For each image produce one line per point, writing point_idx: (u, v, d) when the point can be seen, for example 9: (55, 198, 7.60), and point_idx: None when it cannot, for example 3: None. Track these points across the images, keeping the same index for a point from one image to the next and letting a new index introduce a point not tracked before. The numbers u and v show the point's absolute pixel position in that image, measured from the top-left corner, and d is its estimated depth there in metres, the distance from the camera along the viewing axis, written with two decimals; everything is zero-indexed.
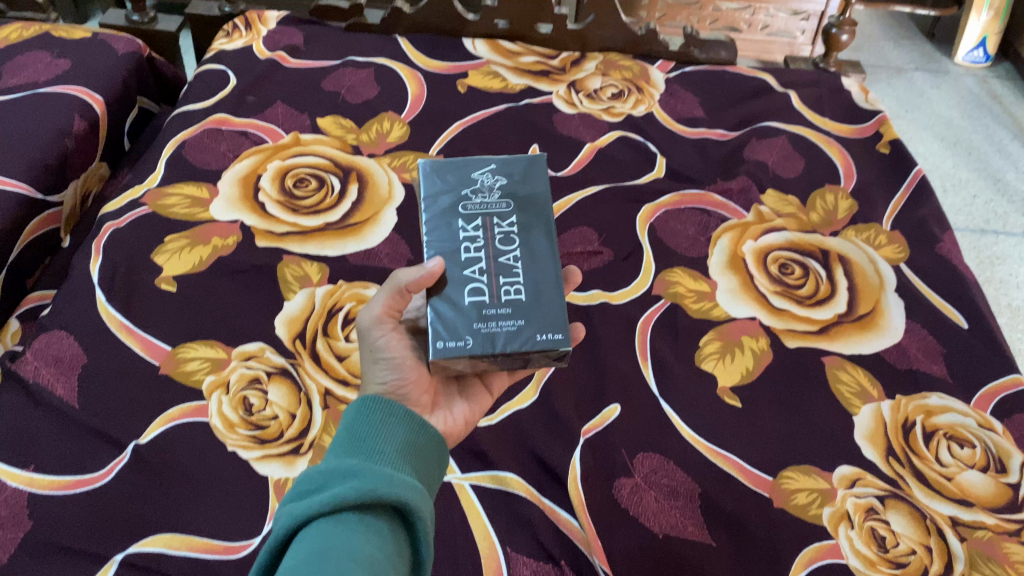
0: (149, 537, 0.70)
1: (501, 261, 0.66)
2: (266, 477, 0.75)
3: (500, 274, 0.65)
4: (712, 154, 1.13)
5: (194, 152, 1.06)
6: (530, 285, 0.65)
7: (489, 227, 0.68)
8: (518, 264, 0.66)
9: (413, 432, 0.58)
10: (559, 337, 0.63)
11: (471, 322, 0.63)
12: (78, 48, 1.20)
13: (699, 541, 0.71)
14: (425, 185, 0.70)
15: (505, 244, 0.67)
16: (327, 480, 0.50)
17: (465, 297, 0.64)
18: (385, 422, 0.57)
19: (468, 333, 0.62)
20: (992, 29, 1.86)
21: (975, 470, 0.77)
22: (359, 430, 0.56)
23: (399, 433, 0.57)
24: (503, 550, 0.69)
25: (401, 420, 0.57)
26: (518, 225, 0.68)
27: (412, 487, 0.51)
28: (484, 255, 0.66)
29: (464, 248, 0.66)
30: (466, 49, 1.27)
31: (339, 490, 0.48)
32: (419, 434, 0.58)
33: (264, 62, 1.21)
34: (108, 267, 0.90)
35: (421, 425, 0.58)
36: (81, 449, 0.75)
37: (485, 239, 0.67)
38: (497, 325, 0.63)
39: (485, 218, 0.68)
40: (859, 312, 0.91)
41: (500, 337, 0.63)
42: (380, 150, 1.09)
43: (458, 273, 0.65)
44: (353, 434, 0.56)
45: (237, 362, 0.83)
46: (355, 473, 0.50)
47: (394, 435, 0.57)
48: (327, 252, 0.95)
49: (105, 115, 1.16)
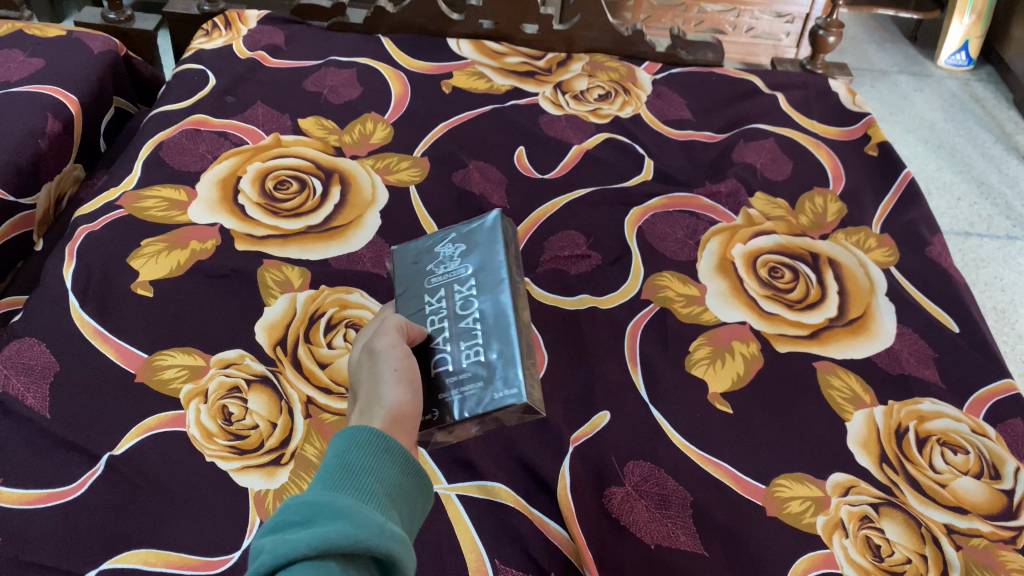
0: (124, 552, 0.67)
1: (463, 324, 0.68)
2: (246, 489, 0.72)
3: (461, 338, 0.67)
4: (700, 156, 1.12)
5: (172, 153, 1.03)
6: (490, 344, 0.66)
7: (451, 295, 0.70)
8: (477, 325, 0.67)
9: (404, 474, 0.53)
10: (516, 394, 0.63)
11: (437, 392, 0.64)
12: (52, 46, 1.16)
13: (693, 552, 0.69)
14: (395, 270, 0.75)
15: (463, 309, 0.69)
16: (313, 516, 0.46)
17: (430, 368, 0.66)
18: (378, 457, 0.52)
19: (436, 403, 0.64)
20: (974, 33, 1.88)
21: (969, 476, 0.76)
22: (350, 461, 0.52)
23: (390, 473, 0.52)
24: (492, 563, 0.68)
25: (395, 460, 0.53)
26: (477, 288, 0.70)
27: (401, 541, 0.48)
28: (446, 322, 0.68)
29: (429, 319, 0.69)
30: (451, 50, 1.26)
31: (328, 533, 0.44)
32: (409, 477, 0.54)
33: (244, 61, 1.18)
34: (82, 273, 0.87)
35: (413, 468, 0.54)
36: (52, 461, 0.72)
37: (448, 306, 0.69)
38: (459, 391, 0.64)
39: (447, 287, 0.71)
40: (850, 317, 0.90)
41: (462, 401, 0.64)
42: (363, 152, 1.07)
43: (424, 345, 0.67)
44: (344, 465, 0.51)
45: (216, 370, 0.81)
46: (346, 515, 0.47)
47: (386, 473, 0.52)
48: (309, 256, 0.93)
49: (80, 115, 1.13)
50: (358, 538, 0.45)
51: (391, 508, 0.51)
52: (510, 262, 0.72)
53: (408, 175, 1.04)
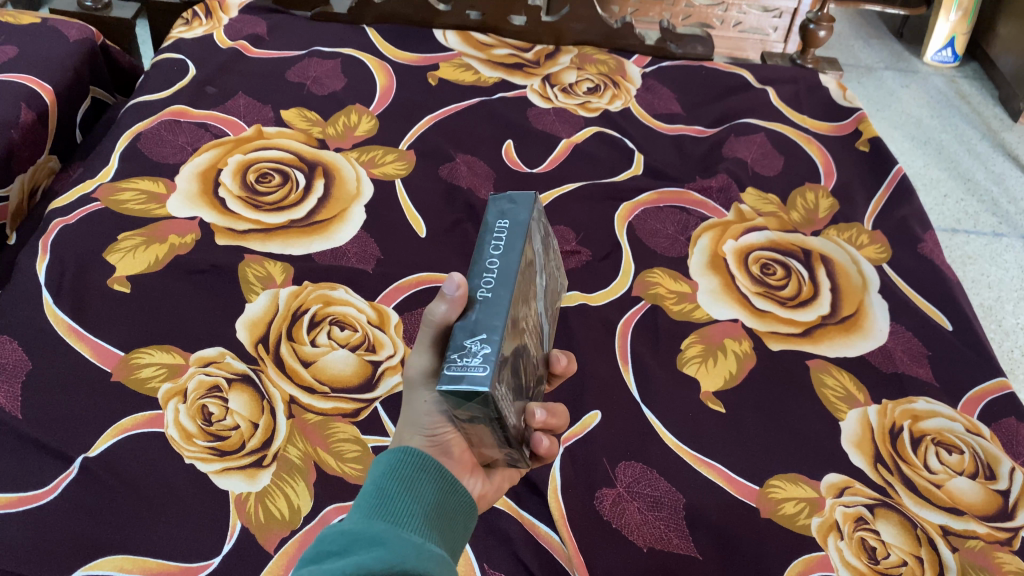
0: (98, 559, 0.64)
1: None
2: (227, 492, 0.70)
3: None
4: (690, 151, 1.11)
5: (150, 145, 1.00)
6: None
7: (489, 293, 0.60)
8: None
9: (445, 494, 0.52)
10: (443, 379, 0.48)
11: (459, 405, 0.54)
12: (26, 33, 1.12)
13: (685, 554, 0.68)
14: None
15: None
16: (349, 544, 0.47)
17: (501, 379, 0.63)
18: (415, 478, 0.52)
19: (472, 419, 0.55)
20: (959, 29, 1.89)
21: (964, 476, 0.76)
22: (386, 485, 0.51)
23: (430, 492, 0.52)
24: (480, 567, 0.66)
25: (433, 479, 0.52)
26: None
27: (440, 562, 0.48)
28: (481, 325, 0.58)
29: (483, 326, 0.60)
30: (437, 41, 1.23)
31: (363, 560, 0.45)
32: (452, 495, 0.53)
33: (225, 51, 1.15)
34: (56, 268, 0.84)
35: (454, 486, 0.53)
36: (22, 465, 0.70)
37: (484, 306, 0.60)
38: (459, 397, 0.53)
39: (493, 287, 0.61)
40: (843, 314, 0.90)
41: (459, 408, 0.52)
42: (346, 144, 1.04)
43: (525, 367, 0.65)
44: (381, 490, 0.51)
45: (195, 368, 0.78)
46: (382, 541, 0.47)
47: (425, 494, 0.51)
48: (291, 251, 0.90)
49: (55, 104, 1.09)
50: (393, 563, 0.45)
51: (432, 529, 0.51)
52: (495, 233, 0.56)
53: (393, 169, 1.02)
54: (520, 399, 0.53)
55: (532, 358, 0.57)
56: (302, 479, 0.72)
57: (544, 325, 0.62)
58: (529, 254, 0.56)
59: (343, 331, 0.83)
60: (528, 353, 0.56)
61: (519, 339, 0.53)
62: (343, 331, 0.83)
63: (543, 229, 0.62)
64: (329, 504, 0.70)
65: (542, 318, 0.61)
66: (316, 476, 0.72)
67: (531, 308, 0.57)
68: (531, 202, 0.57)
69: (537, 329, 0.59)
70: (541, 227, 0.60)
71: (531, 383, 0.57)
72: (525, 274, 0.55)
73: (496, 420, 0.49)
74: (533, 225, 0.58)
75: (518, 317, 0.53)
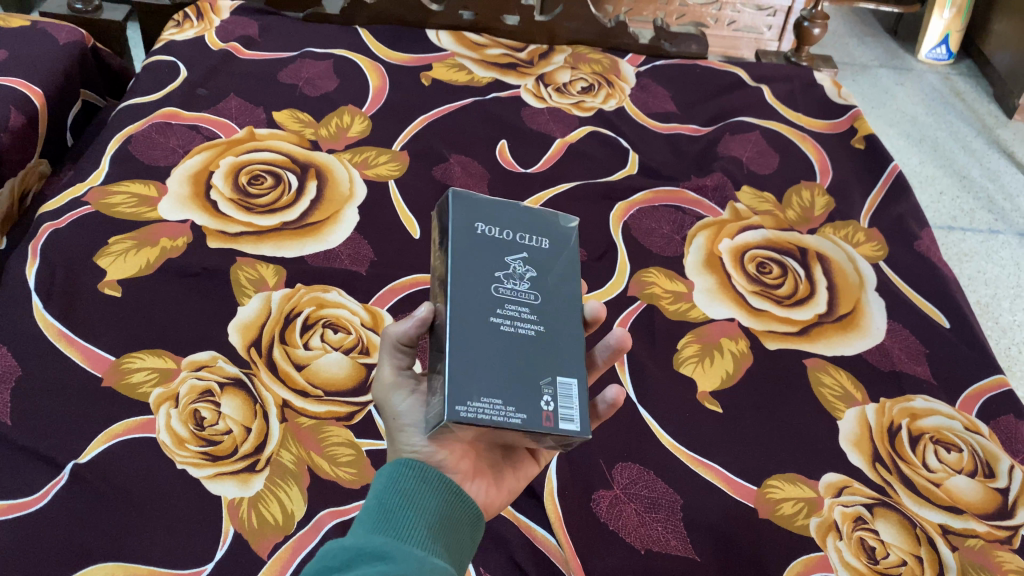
0: (88, 567, 0.63)
1: None
2: (219, 497, 0.69)
3: None
4: (685, 149, 1.10)
5: (142, 148, 0.99)
6: None
7: None
8: None
9: (448, 506, 0.52)
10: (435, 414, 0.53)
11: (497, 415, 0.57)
12: (14, 35, 1.11)
13: (683, 556, 0.67)
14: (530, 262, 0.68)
15: None
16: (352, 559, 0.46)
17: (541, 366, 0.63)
18: (418, 491, 0.51)
19: None
20: (954, 27, 1.89)
21: (963, 475, 0.75)
22: (388, 499, 0.51)
23: (434, 504, 0.51)
24: (476, 571, 0.65)
25: (436, 491, 0.52)
26: None
27: (443, 574, 0.47)
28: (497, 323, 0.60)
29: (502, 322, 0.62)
30: (430, 41, 1.23)
31: None
32: (456, 506, 0.53)
33: (216, 53, 1.14)
34: (45, 272, 0.83)
35: (459, 496, 0.53)
36: (11, 471, 0.69)
37: None
38: None
39: None
40: (839, 312, 0.89)
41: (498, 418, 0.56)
42: (340, 145, 1.04)
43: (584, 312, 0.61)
44: (384, 504, 0.50)
45: (187, 373, 0.77)
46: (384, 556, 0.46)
47: (428, 506, 0.51)
48: (284, 253, 0.89)
49: (44, 107, 1.08)
50: None
51: (435, 543, 0.50)
52: (439, 251, 0.59)
53: (387, 170, 1.01)
54: (530, 384, 0.53)
55: (540, 331, 0.56)
56: (295, 484, 0.71)
57: (566, 277, 0.59)
58: (472, 247, 0.57)
59: (337, 334, 0.82)
60: (528, 329, 0.55)
61: (496, 333, 0.54)
62: (337, 333, 0.82)
63: (500, 204, 0.60)
64: (323, 509, 0.70)
65: (553, 275, 0.59)
66: (310, 481, 0.71)
67: (511, 287, 0.56)
68: (450, 200, 0.58)
69: (540, 298, 0.57)
70: (490, 202, 0.60)
71: (558, 351, 0.55)
72: (472, 267, 0.56)
73: (495, 425, 0.50)
74: (466, 214, 0.58)
75: (479, 315, 0.54)
